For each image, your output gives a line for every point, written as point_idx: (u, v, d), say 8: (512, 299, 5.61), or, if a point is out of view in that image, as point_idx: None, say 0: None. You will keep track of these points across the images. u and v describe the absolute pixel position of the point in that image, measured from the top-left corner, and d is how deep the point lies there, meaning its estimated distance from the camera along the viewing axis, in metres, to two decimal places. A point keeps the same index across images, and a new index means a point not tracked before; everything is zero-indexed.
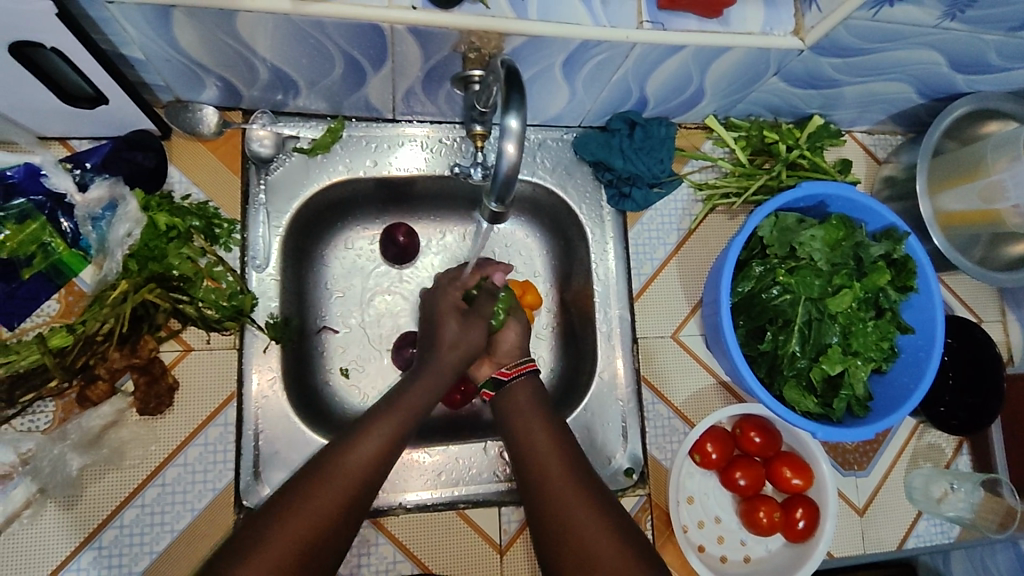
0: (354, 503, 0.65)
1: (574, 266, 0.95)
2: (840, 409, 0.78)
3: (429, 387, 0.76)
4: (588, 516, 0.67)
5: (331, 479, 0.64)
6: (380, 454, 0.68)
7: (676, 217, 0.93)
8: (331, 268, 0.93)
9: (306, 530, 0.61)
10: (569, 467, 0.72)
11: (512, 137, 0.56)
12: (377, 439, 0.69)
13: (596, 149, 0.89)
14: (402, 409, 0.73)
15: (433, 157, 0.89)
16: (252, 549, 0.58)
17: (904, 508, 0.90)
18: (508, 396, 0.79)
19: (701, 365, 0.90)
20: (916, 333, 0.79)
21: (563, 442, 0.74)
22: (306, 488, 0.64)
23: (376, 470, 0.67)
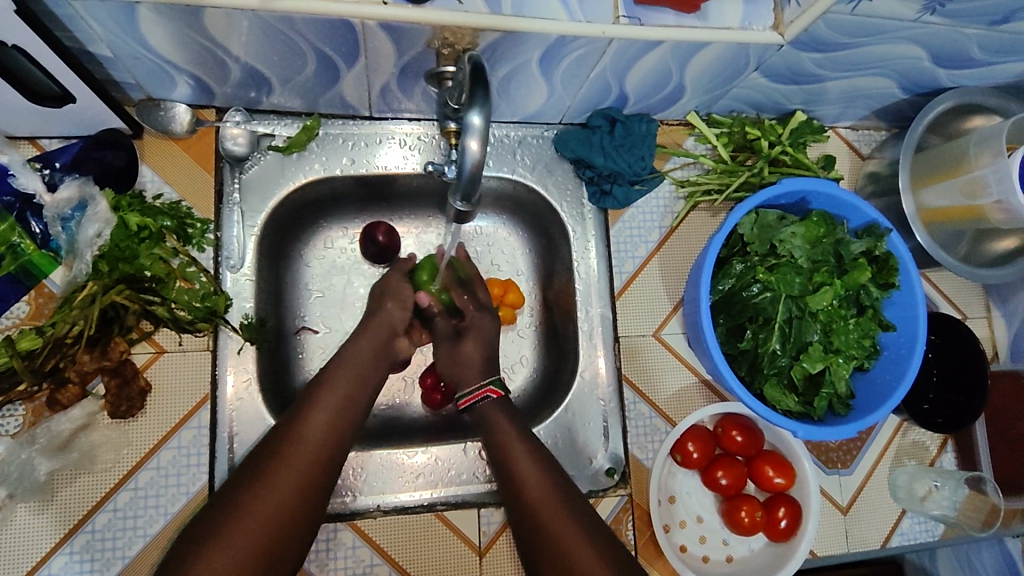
0: (313, 481, 0.66)
1: (556, 264, 0.94)
2: (821, 407, 0.77)
3: (364, 351, 0.77)
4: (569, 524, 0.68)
5: (283, 459, 0.66)
6: (328, 433, 0.69)
7: (658, 215, 0.92)
8: (309, 268, 0.92)
9: (266, 511, 0.63)
10: (546, 476, 0.71)
11: (476, 133, 0.54)
12: (324, 419, 0.70)
13: (575, 147, 0.88)
14: (342, 375, 0.74)
15: (412, 155, 0.88)
16: (218, 535, 0.61)
17: (888, 507, 0.89)
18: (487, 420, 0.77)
19: (683, 364, 0.89)
20: (899, 330, 0.78)
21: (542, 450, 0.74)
22: (262, 470, 0.65)
23: (329, 447, 0.68)
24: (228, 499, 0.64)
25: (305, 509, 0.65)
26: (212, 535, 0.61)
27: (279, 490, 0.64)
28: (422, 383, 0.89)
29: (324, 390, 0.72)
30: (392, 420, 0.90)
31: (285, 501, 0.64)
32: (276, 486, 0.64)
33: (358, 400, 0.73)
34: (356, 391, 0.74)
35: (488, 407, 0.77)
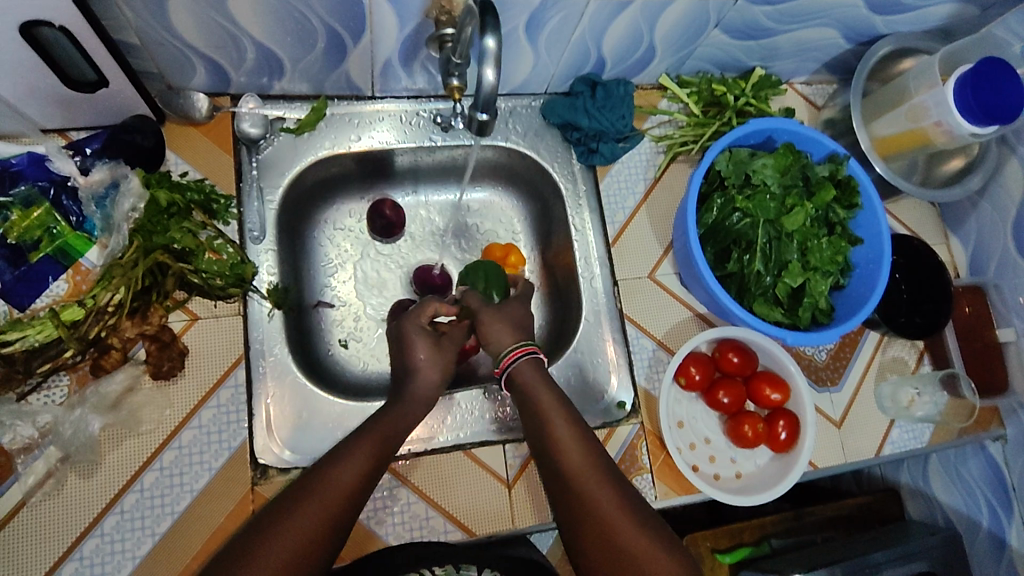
0: (342, 517, 0.63)
1: (554, 224, 1.03)
2: (806, 317, 0.85)
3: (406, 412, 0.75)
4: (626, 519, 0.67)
5: (317, 493, 0.63)
6: (367, 472, 0.67)
7: (642, 168, 1.00)
8: (323, 247, 1.00)
9: (279, 559, 0.58)
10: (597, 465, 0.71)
11: (491, 57, 0.61)
12: (363, 458, 0.67)
13: (563, 112, 0.97)
14: (382, 426, 0.72)
15: (411, 130, 0.96)
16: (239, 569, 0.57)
17: (878, 418, 0.96)
18: (529, 391, 0.77)
19: (678, 300, 0.95)
20: (866, 245, 0.87)
21: (592, 438, 0.74)
22: (291, 504, 0.62)
23: (363, 488, 0.66)
24: (247, 540, 0.59)
25: (329, 548, 0.62)
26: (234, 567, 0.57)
27: (312, 523, 0.61)
28: None
29: (364, 435, 0.70)
30: None
31: (311, 538, 0.60)
32: (301, 527, 0.60)
33: (392, 451, 0.71)
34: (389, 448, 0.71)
35: (525, 366, 0.79)
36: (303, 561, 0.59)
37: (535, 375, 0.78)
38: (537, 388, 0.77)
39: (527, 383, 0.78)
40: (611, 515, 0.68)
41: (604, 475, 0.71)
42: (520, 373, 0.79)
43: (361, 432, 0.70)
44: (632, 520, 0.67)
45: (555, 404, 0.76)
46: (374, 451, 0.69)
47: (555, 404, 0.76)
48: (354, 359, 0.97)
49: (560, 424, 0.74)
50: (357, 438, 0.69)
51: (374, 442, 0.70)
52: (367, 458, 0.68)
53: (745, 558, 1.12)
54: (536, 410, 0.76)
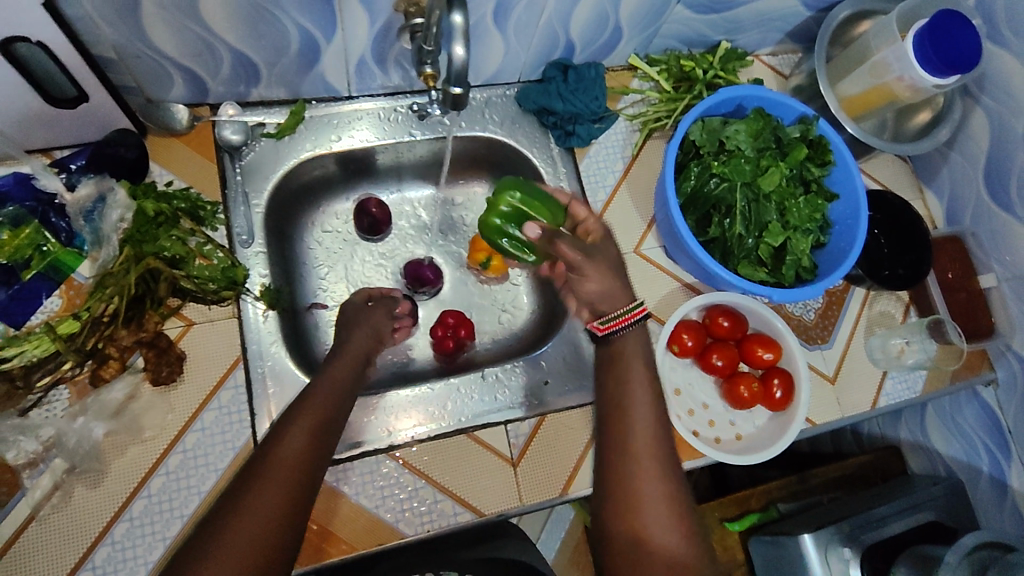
0: (299, 488, 0.63)
1: None
2: (790, 275, 0.87)
3: (337, 378, 0.76)
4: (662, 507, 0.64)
5: (266, 469, 0.63)
6: (312, 441, 0.67)
7: (619, 147, 1.02)
8: (312, 250, 1.02)
9: (245, 537, 0.58)
10: (658, 447, 0.67)
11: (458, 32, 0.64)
12: (305, 431, 0.68)
13: (537, 98, 0.99)
14: (318, 396, 0.73)
15: (390, 126, 0.98)
16: (207, 555, 0.57)
17: (871, 371, 0.98)
18: (618, 358, 0.72)
19: (665, 272, 0.97)
20: (843, 201, 0.89)
21: (661, 415, 0.70)
22: (243, 486, 0.62)
23: (313, 459, 0.66)
24: (208, 526, 0.60)
25: (294, 522, 0.62)
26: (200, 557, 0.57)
27: (267, 499, 0.61)
28: (434, 334, 0.99)
29: (303, 408, 0.71)
30: (413, 374, 1.00)
31: (273, 515, 0.60)
32: (261, 503, 0.61)
33: (337, 421, 0.72)
34: (331, 416, 0.71)
35: (634, 336, 0.72)
36: (271, 537, 0.59)
37: (642, 347, 0.72)
38: (629, 361, 0.71)
39: (626, 355, 0.72)
40: (653, 503, 0.64)
41: (667, 463, 0.67)
42: (620, 341, 0.72)
43: (300, 405, 0.71)
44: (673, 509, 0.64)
45: (643, 381, 0.71)
46: (315, 421, 0.69)
47: (637, 375, 0.71)
48: None
49: (641, 404, 0.69)
50: (294, 410, 0.70)
51: (314, 414, 0.70)
52: (309, 430, 0.68)
53: (754, 525, 1.14)
54: (620, 384, 0.70)
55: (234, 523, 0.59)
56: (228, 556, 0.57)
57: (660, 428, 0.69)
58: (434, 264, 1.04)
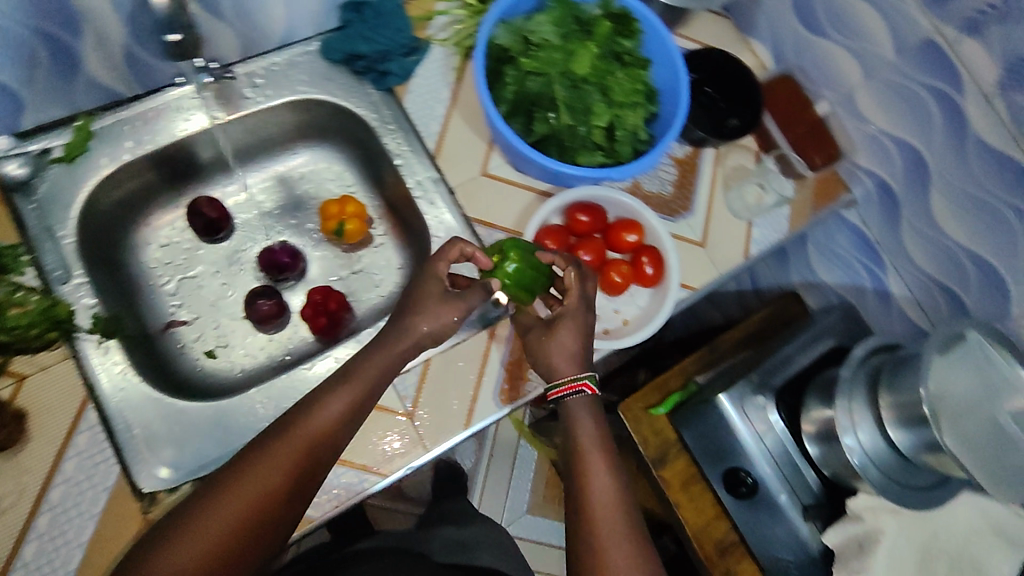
0: (305, 468, 0.68)
1: (382, 172, 1.00)
2: (625, 151, 0.88)
3: (393, 348, 0.75)
4: (628, 568, 0.70)
5: (276, 445, 0.68)
6: (332, 426, 0.70)
7: (441, 74, 0.98)
8: (151, 270, 0.96)
9: (243, 507, 0.65)
10: (620, 504, 0.73)
11: None
12: (328, 414, 0.70)
13: (340, 46, 0.93)
14: (377, 363, 0.74)
15: (194, 115, 0.91)
16: (204, 516, 0.64)
17: (736, 224, 1.01)
18: (571, 422, 0.79)
19: (517, 185, 0.95)
20: (662, 66, 0.90)
21: (618, 477, 0.76)
22: (251, 453, 0.68)
23: (329, 442, 0.70)
24: (217, 482, 0.67)
25: (290, 500, 0.67)
26: (198, 513, 0.64)
27: (270, 475, 0.66)
28: (304, 315, 0.95)
29: (355, 376, 0.72)
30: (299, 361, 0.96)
31: (269, 492, 0.66)
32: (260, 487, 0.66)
33: (373, 401, 0.73)
34: (371, 396, 0.72)
35: (579, 404, 0.80)
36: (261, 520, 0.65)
37: (585, 413, 0.80)
38: (581, 422, 0.79)
39: (573, 417, 0.79)
40: (615, 565, 0.69)
41: (628, 522, 0.73)
42: (569, 405, 0.80)
43: (351, 375, 0.72)
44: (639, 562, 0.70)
45: (594, 449, 0.77)
46: (346, 403, 0.71)
47: (585, 437, 0.78)
48: (226, 364, 0.95)
49: (598, 472, 0.75)
50: (329, 393, 0.71)
51: (350, 393, 0.72)
52: (335, 412, 0.70)
53: (677, 404, 1.16)
54: (576, 447, 0.77)
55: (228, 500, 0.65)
56: (219, 522, 0.64)
57: (621, 490, 0.75)
58: (287, 246, 0.99)
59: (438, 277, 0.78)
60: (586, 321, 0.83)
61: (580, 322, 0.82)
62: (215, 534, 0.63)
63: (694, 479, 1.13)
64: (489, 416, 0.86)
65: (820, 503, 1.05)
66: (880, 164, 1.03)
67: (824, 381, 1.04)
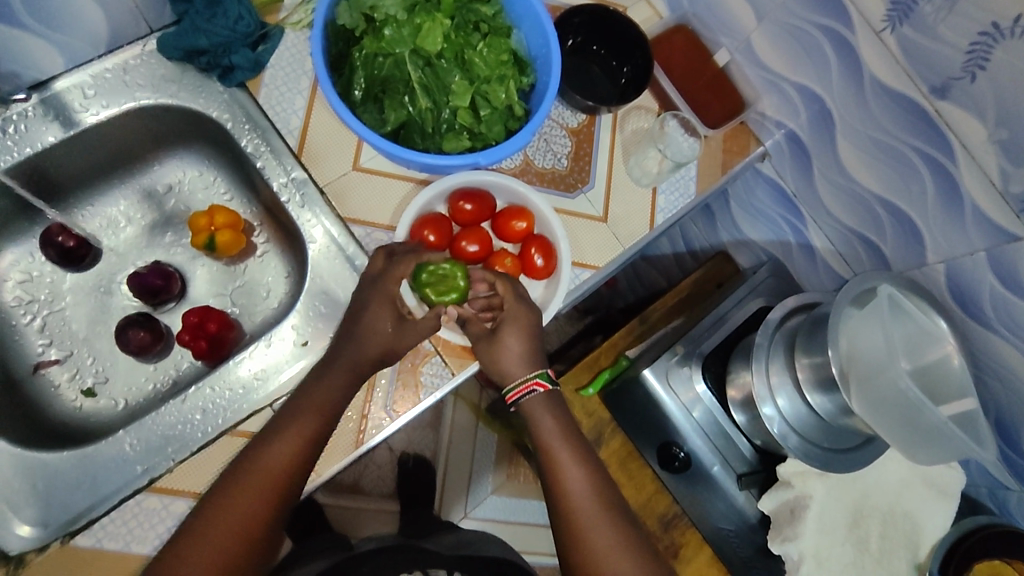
0: (276, 501, 0.69)
1: (251, 175, 0.92)
2: (496, 131, 0.80)
3: (348, 376, 0.75)
4: (617, 555, 0.72)
5: (247, 481, 0.69)
6: (296, 456, 0.71)
7: (299, 62, 0.89)
8: (13, 308, 0.89)
9: (219, 546, 0.66)
10: (594, 492, 0.75)
11: None
12: (291, 444, 0.71)
13: (176, 42, 0.84)
14: (326, 393, 0.74)
15: (20, 139, 0.82)
16: (181, 560, 0.65)
17: (639, 193, 0.95)
18: (531, 420, 0.78)
19: (393, 178, 0.88)
20: (529, 31, 0.81)
21: (591, 464, 0.77)
22: (223, 492, 0.69)
23: (296, 472, 0.71)
24: (190, 523, 0.68)
25: (267, 533, 0.69)
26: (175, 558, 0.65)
27: (242, 513, 0.68)
28: (183, 341, 0.88)
29: (305, 410, 0.73)
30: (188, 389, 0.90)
31: (244, 528, 0.68)
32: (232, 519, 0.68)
33: (330, 429, 0.74)
34: (330, 423, 0.73)
35: (535, 403, 0.78)
36: (239, 553, 0.67)
37: (544, 408, 0.78)
38: (542, 419, 0.78)
39: (533, 416, 0.78)
40: (602, 551, 0.72)
41: (611, 509, 0.75)
42: (527, 406, 0.78)
43: (305, 407, 0.73)
44: (629, 549, 0.73)
45: (560, 441, 0.77)
46: (306, 433, 0.72)
47: (550, 429, 0.77)
48: (106, 402, 0.88)
49: (569, 465, 0.76)
50: (286, 425, 0.72)
51: (307, 425, 0.72)
52: (297, 441, 0.71)
53: (607, 382, 1.11)
54: (545, 447, 0.77)
55: (204, 539, 0.66)
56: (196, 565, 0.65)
57: (597, 479, 0.76)
58: (157, 267, 0.91)
59: (386, 303, 0.77)
60: (529, 320, 0.80)
61: (525, 322, 0.79)
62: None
63: (632, 455, 1.11)
64: (381, 430, 0.81)
65: (755, 470, 1.00)
66: (786, 114, 0.97)
67: (747, 347, 0.99)
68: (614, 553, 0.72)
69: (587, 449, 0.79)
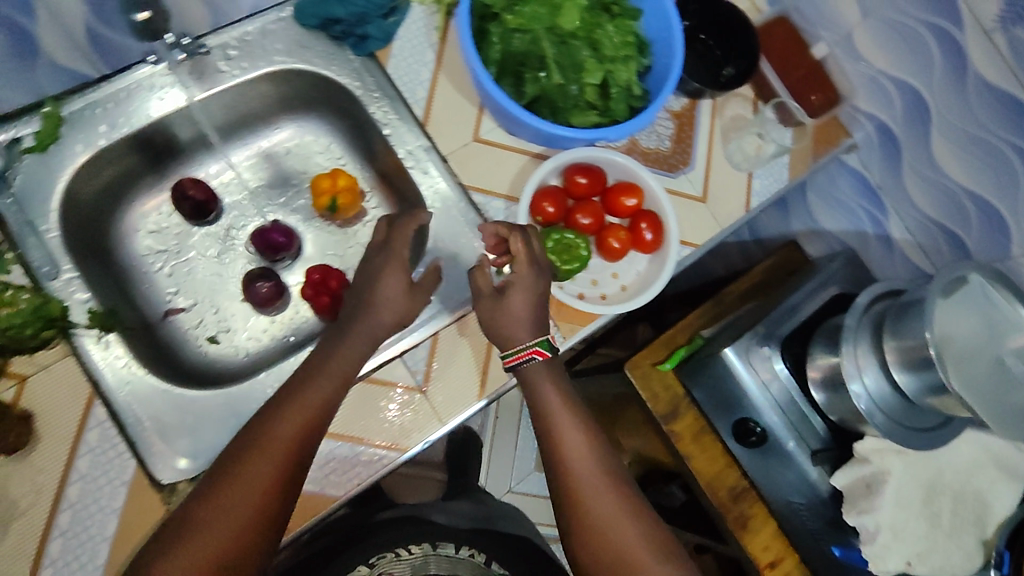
0: (284, 476, 0.68)
1: (369, 140, 0.97)
2: (621, 108, 0.84)
3: (349, 355, 0.75)
4: (622, 525, 0.74)
5: (253, 458, 0.68)
6: (300, 429, 0.70)
7: (423, 36, 0.93)
8: (144, 257, 0.94)
9: (226, 522, 0.65)
10: (597, 459, 0.77)
11: None
12: (293, 420, 0.70)
13: (314, 11, 0.88)
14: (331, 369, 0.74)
15: (166, 95, 0.86)
16: (194, 534, 0.64)
17: (737, 177, 0.99)
18: (533, 391, 0.79)
19: (512, 150, 0.92)
20: (651, 14, 0.85)
21: (593, 435, 0.79)
22: (230, 467, 0.68)
23: (299, 446, 0.70)
24: (193, 506, 0.66)
25: (273, 509, 0.67)
26: (185, 534, 0.64)
27: (248, 489, 0.66)
28: (306, 295, 0.93)
29: (309, 382, 0.73)
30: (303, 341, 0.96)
31: (253, 504, 0.66)
32: (235, 504, 0.66)
33: (334, 404, 0.73)
34: (333, 394, 0.73)
35: (536, 370, 0.78)
36: (249, 529, 0.66)
37: (548, 379, 0.79)
38: (543, 388, 0.79)
39: (535, 387, 0.79)
40: (608, 520, 0.74)
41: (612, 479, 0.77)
42: (527, 373, 0.79)
43: (307, 381, 0.73)
44: (630, 523, 0.74)
45: (564, 410, 0.79)
46: (309, 407, 0.72)
47: (553, 400, 0.79)
48: (230, 350, 0.93)
49: (571, 434, 0.78)
50: (283, 405, 0.71)
51: (310, 398, 0.72)
52: (299, 416, 0.71)
53: (683, 359, 1.17)
54: (546, 414, 0.78)
55: (212, 518, 0.65)
56: (205, 544, 0.64)
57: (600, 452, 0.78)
58: (280, 225, 0.96)
59: (398, 271, 0.78)
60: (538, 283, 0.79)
61: (533, 288, 0.79)
62: (206, 554, 0.63)
63: (704, 432, 1.14)
64: (502, 385, 0.84)
65: (829, 447, 1.06)
66: (880, 107, 1.01)
67: (831, 328, 1.03)
68: (619, 525, 0.74)
69: (588, 418, 0.81)
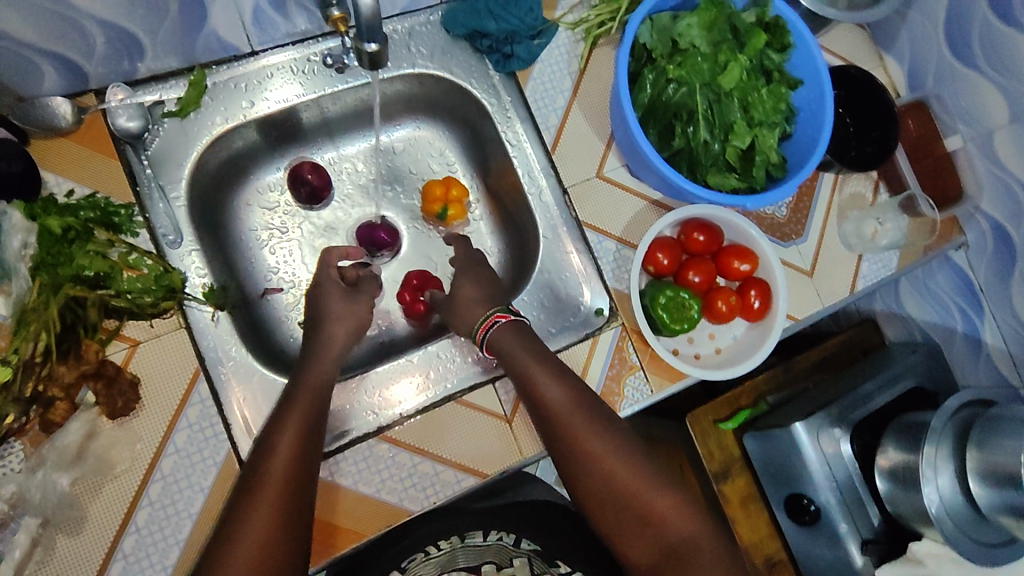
0: (293, 503, 0.67)
1: (489, 155, 0.96)
2: (760, 175, 0.83)
3: (327, 361, 0.79)
4: (611, 458, 0.75)
5: (258, 490, 0.66)
6: (296, 453, 0.69)
7: (564, 62, 0.92)
8: (251, 230, 0.94)
9: (246, 557, 0.63)
10: (571, 399, 0.77)
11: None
12: (289, 446, 0.69)
13: (464, 21, 0.86)
14: (303, 399, 0.74)
15: (307, 80, 0.86)
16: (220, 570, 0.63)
17: (847, 258, 0.98)
18: (503, 354, 0.79)
19: (632, 193, 0.92)
20: (807, 85, 0.83)
21: (564, 379, 0.78)
22: (240, 501, 0.66)
23: (302, 471, 0.69)
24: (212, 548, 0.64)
25: (292, 536, 0.66)
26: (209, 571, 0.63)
27: (259, 524, 0.65)
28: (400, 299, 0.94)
29: (289, 406, 0.73)
30: (389, 342, 0.96)
31: (267, 530, 0.65)
32: (244, 543, 0.64)
33: (318, 432, 0.72)
34: (312, 415, 0.73)
35: (502, 332, 0.79)
36: (271, 556, 0.64)
37: (514, 339, 0.79)
38: (514, 350, 0.79)
39: (506, 348, 0.79)
40: (598, 453, 0.75)
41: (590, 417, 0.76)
42: (495, 342, 0.80)
43: (285, 410, 0.72)
44: (620, 459, 0.75)
45: (537, 365, 0.77)
46: (299, 432, 0.71)
47: (524, 357, 0.78)
48: None
49: (548, 385, 0.77)
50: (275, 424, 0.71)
51: (297, 424, 0.71)
52: (291, 441, 0.70)
53: (747, 420, 1.15)
54: (525, 376, 0.77)
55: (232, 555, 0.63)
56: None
57: (580, 397, 0.77)
58: (388, 225, 0.98)
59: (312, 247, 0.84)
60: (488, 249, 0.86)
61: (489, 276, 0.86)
62: None
63: (751, 498, 1.15)
64: None
65: (879, 540, 1.04)
66: (1003, 212, 0.98)
67: (905, 423, 1.02)
68: (609, 459, 0.75)
69: (561, 367, 0.79)
